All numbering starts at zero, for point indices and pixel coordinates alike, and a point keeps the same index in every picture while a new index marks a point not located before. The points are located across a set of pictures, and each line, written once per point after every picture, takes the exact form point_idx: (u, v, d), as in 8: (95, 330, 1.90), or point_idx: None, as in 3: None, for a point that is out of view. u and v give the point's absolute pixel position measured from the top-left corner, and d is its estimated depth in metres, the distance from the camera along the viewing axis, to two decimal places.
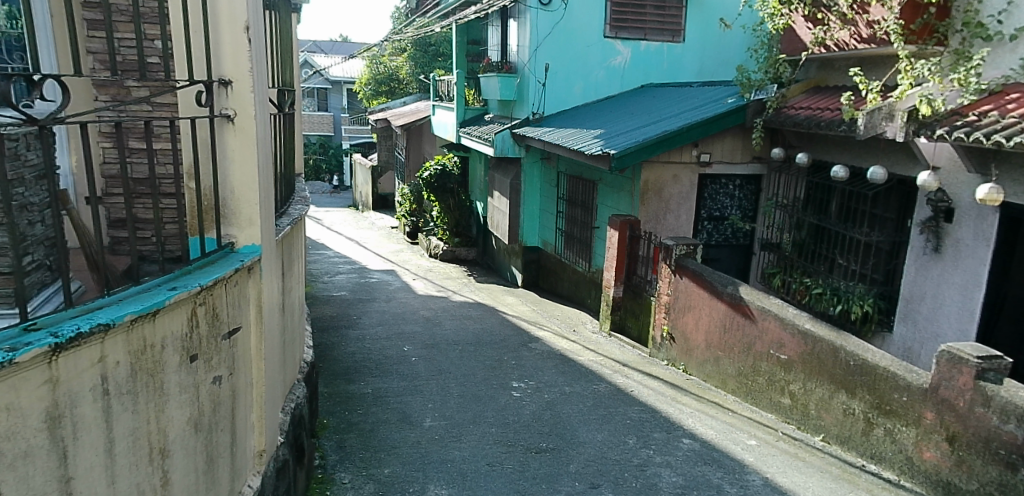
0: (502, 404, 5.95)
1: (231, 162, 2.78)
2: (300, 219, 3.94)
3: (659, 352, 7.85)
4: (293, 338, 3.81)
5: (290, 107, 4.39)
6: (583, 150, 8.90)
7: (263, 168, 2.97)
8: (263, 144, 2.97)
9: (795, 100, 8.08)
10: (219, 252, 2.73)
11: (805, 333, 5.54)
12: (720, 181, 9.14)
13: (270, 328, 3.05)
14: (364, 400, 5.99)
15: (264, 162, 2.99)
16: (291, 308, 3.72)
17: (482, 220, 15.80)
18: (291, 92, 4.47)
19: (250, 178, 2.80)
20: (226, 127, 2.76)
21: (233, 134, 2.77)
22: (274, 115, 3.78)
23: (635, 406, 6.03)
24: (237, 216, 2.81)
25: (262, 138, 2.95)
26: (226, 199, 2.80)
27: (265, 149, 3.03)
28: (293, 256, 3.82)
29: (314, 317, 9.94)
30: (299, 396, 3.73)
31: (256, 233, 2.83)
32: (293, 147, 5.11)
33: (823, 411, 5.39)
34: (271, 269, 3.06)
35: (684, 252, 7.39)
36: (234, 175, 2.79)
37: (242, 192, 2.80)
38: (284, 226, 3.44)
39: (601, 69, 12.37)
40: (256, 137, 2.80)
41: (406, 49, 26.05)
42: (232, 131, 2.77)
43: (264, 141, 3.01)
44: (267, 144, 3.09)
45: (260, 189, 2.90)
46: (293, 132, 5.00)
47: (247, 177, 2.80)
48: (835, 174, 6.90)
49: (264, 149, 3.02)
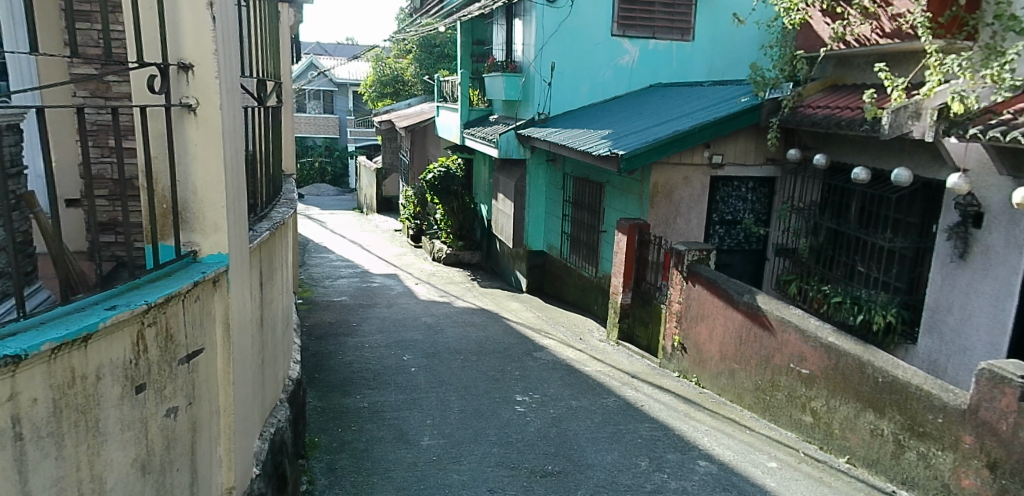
0: (505, 421, 5.61)
1: (192, 160, 2.49)
2: (283, 222, 3.61)
3: (670, 363, 7.49)
4: (275, 355, 3.47)
5: (274, 100, 4.09)
6: (589, 151, 8.58)
7: (233, 167, 2.68)
8: (232, 139, 2.68)
9: (812, 99, 7.70)
10: (178, 261, 2.42)
11: (829, 347, 5.19)
12: (732, 183, 8.80)
13: (241, 348, 2.70)
14: (359, 415, 5.67)
15: (234, 159, 2.69)
16: (273, 321, 3.40)
17: (486, 223, 15.48)
18: (275, 84, 4.16)
19: (215, 178, 2.51)
20: (187, 118, 2.47)
21: (194, 126, 2.47)
22: (250, 108, 3.46)
23: (647, 423, 5.69)
24: (200, 221, 2.51)
25: (231, 131, 2.66)
26: (187, 200, 2.51)
27: (236, 145, 2.74)
28: (277, 262, 3.51)
29: (312, 324, 9.63)
30: (281, 419, 3.40)
31: (223, 240, 2.53)
32: (280, 145, 4.78)
33: (848, 430, 5.03)
34: (244, 280, 2.75)
35: (697, 258, 7.06)
36: (197, 174, 2.50)
37: (207, 194, 2.50)
38: (264, 231, 3.13)
39: (608, 68, 12.05)
40: (222, 131, 2.50)
41: (411, 49, 25.82)
42: (194, 123, 2.48)
43: (234, 136, 2.71)
44: (239, 139, 2.80)
45: (229, 189, 2.60)
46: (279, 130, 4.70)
47: (211, 176, 2.51)
48: (856, 176, 6.52)
49: (235, 146, 2.72)
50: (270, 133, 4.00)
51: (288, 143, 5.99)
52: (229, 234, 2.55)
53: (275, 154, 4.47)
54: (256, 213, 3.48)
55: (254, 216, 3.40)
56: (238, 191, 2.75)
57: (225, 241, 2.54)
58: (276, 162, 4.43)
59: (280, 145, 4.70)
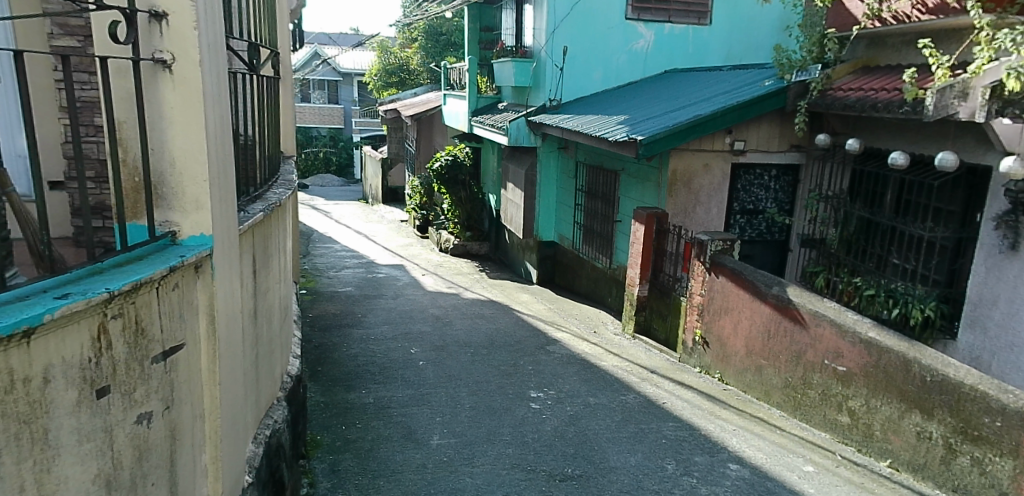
0: (520, 419, 5.27)
1: (169, 125, 2.14)
2: (279, 202, 3.26)
3: (690, 358, 7.13)
4: (272, 350, 3.14)
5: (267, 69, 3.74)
6: (605, 137, 8.20)
7: (219, 136, 2.34)
8: (216, 103, 2.33)
9: (842, 81, 7.30)
10: (152, 244, 2.08)
11: (869, 343, 4.83)
12: (755, 171, 8.42)
13: (230, 343, 2.35)
14: (364, 412, 5.33)
15: (219, 126, 2.35)
16: (268, 312, 3.07)
17: (494, 213, 15.11)
18: (271, 53, 3.82)
19: (195, 147, 2.16)
20: (162, 76, 2.12)
21: (170, 85, 2.12)
22: (239, 73, 3.11)
23: (670, 422, 5.35)
24: (179, 197, 2.17)
25: (215, 96, 2.31)
26: (163, 172, 2.16)
27: (222, 113, 2.39)
28: (274, 248, 3.17)
29: (315, 315, 9.30)
30: (278, 420, 3.06)
31: (207, 219, 2.19)
32: (278, 125, 4.42)
33: (890, 433, 4.67)
34: (233, 267, 2.41)
35: (720, 248, 6.69)
36: (173, 142, 2.15)
37: (186, 165, 2.16)
38: (259, 212, 2.79)
39: (622, 53, 11.65)
40: (203, 92, 2.15)
41: (417, 37, 25.40)
42: (170, 82, 2.13)
43: (219, 101, 2.37)
44: (225, 105, 2.46)
45: (213, 160, 2.25)
46: (275, 106, 4.36)
47: (191, 145, 2.16)
48: (893, 161, 6.17)
49: (220, 113, 2.38)
50: (264, 107, 3.65)
51: (288, 125, 5.65)
52: (212, 212, 2.21)
53: (270, 132, 4.10)
54: (248, 194, 3.13)
55: (246, 197, 3.05)
56: (225, 162, 2.41)
57: (208, 220, 2.20)
58: (271, 141, 4.07)
59: (275, 124, 4.34)
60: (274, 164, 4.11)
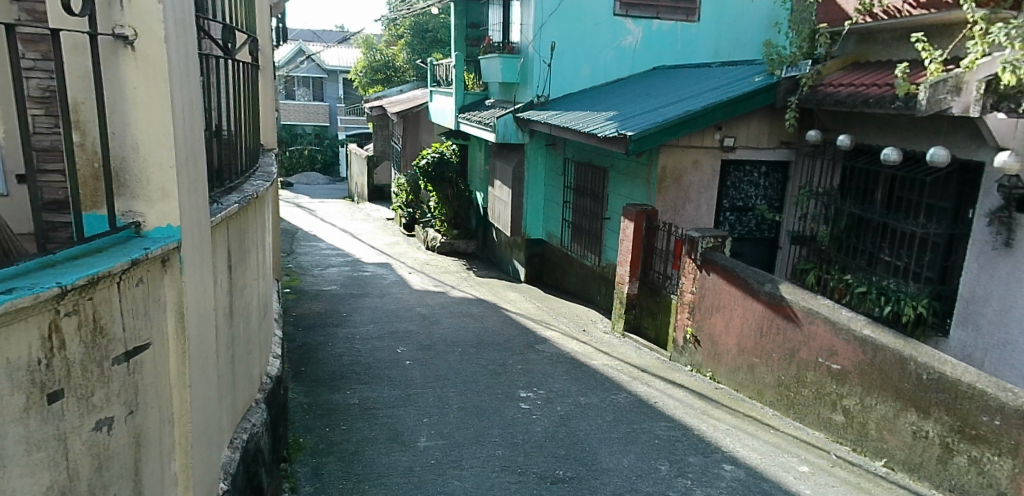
0: (509, 420, 5.14)
1: (132, 107, 2.01)
2: (258, 193, 3.10)
3: (681, 357, 7.05)
4: (250, 351, 3.00)
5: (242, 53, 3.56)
6: (594, 133, 8.09)
7: (188, 120, 2.20)
8: (184, 84, 2.19)
9: (832, 77, 7.24)
10: (112, 236, 1.93)
11: (864, 340, 4.75)
12: (744, 168, 8.35)
13: (201, 342, 2.20)
14: (348, 413, 5.18)
15: (188, 109, 2.21)
16: (246, 310, 2.92)
17: (482, 211, 14.97)
18: (247, 37, 3.64)
19: (161, 131, 2.03)
20: (123, 53, 1.98)
21: (132, 64, 1.98)
22: (211, 56, 2.93)
23: (663, 422, 5.25)
24: (144, 185, 2.04)
25: (183, 76, 2.17)
26: (126, 157, 2.02)
27: (191, 95, 2.26)
28: (252, 242, 3.03)
29: (299, 315, 9.11)
30: (256, 423, 2.92)
31: (174, 208, 2.06)
32: (257, 116, 4.27)
33: (886, 431, 4.60)
34: (204, 261, 2.26)
35: (711, 245, 6.62)
36: (137, 125, 2.02)
37: (151, 150, 2.03)
38: (234, 202, 2.66)
39: (610, 49, 11.55)
40: (168, 71, 2.02)
41: (403, 34, 25.13)
42: (133, 59, 1.99)
43: (188, 82, 2.22)
44: (195, 88, 2.32)
45: (181, 145, 2.12)
46: (253, 95, 4.18)
47: (156, 128, 2.03)
48: (885, 156, 6.10)
49: (189, 94, 2.24)
50: (238, 93, 3.47)
51: (268, 118, 5.48)
52: (180, 202, 2.08)
53: (248, 122, 3.95)
54: (224, 185, 3.00)
55: (221, 188, 2.91)
56: (195, 149, 2.27)
57: (175, 209, 2.07)
58: (249, 132, 3.92)
59: (254, 115, 4.19)
60: (252, 156, 3.97)
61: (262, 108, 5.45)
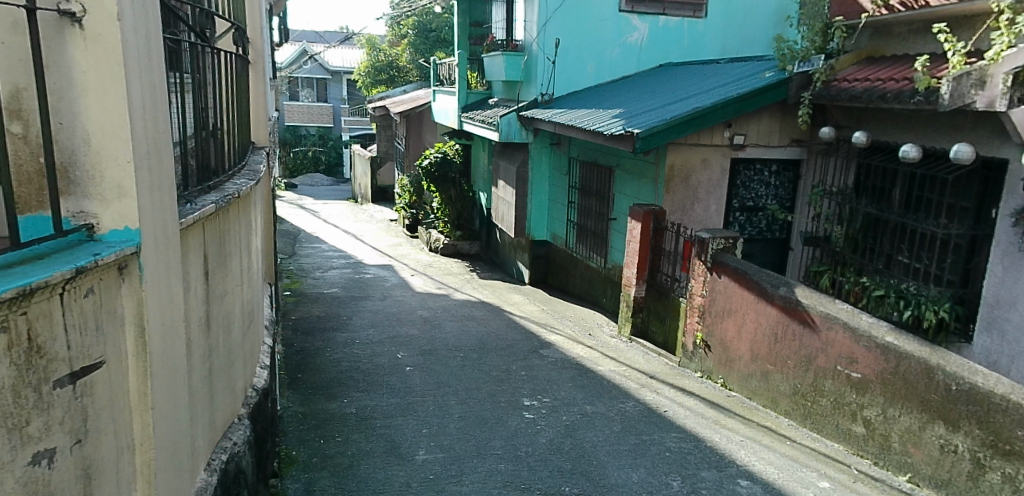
0: (512, 430, 4.92)
1: (82, 95, 1.80)
2: (240, 191, 2.85)
3: (691, 362, 6.81)
4: (232, 363, 2.79)
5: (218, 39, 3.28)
6: (599, 131, 7.86)
7: (150, 110, 2.00)
8: (145, 69, 1.98)
9: (846, 72, 6.98)
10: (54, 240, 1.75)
11: (887, 348, 4.52)
12: (755, 166, 8.10)
13: (168, 358, 2.00)
14: (345, 424, 4.96)
15: (150, 97, 2.00)
16: (227, 319, 2.71)
17: (485, 212, 14.75)
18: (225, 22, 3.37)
19: (116, 121, 1.83)
20: (70, 33, 1.78)
21: (80, 46, 1.78)
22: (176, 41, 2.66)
23: (674, 432, 5.03)
24: (97, 182, 1.85)
25: (143, 60, 1.96)
26: (76, 150, 1.83)
27: (154, 81, 2.05)
28: (235, 245, 2.83)
29: (298, 318, 8.90)
30: (238, 442, 2.70)
31: (134, 208, 1.87)
32: (245, 111, 4.05)
33: (910, 444, 4.36)
34: (171, 268, 2.05)
35: (722, 247, 6.38)
36: (88, 114, 1.81)
37: (104, 143, 1.83)
38: (219, 203, 2.46)
39: (615, 46, 11.33)
40: (123, 53, 1.81)
41: (407, 33, 24.87)
42: (81, 39, 1.78)
43: (150, 66, 2.02)
44: (160, 75, 2.12)
45: (140, 137, 1.92)
46: (239, 89, 3.93)
47: (109, 118, 1.83)
48: (904, 154, 5.85)
49: (151, 80, 2.03)
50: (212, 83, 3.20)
51: (260, 116, 5.25)
52: (138, 201, 1.89)
53: (233, 117, 3.76)
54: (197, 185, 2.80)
55: (195, 188, 2.72)
56: (159, 141, 2.07)
57: (134, 208, 1.87)
58: (233, 128, 3.73)
59: (242, 110, 3.99)
60: (237, 153, 3.78)
61: (255, 104, 5.23)
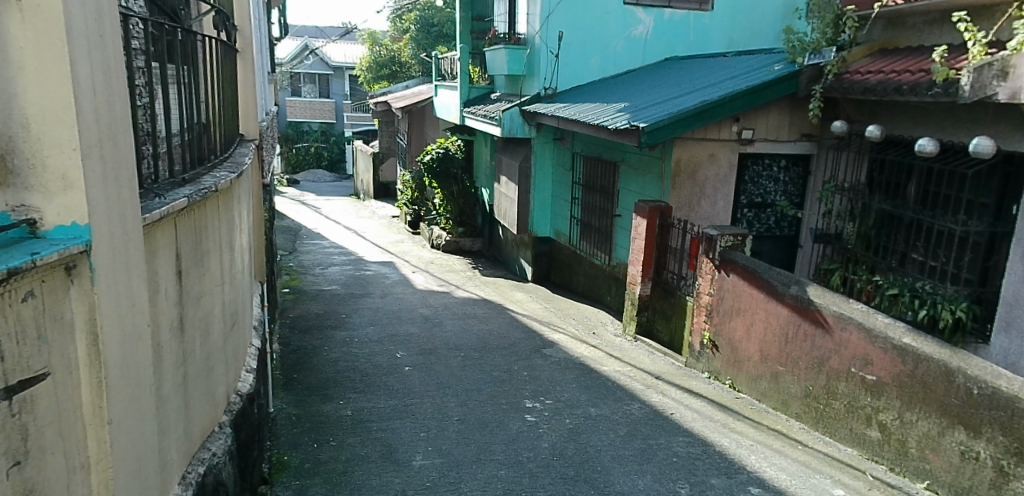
0: (513, 434, 4.74)
1: (20, 75, 1.62)
2: (222, 186, 2.65)
3: (698, 363, 6.62)
4: (211, 368, 2.63)
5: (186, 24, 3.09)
6: (604, 125, 7.66)
7: (103, 92, 1.83)
8: (95, 46, 1.79)
9: (858, 64, 6.76)
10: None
11: (903, 349, 4.33)
12: (763, 161, 7.90)
13: (128, 366, 1.85)
14: (340, 427, 4.79)
15: (100, 77, 1.81)
16: (206, 321, 2.54)
17: (487, 208, 14.56)
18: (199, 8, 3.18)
19: (61, 104, 1.65)
20: (6, 4, 1.59)
21: (16, 19, 1.60)
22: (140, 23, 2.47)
23: (681, 436, 4.85)
24: (38, 172, 1.67)
25: (93, 37, 1.78)
26: (14, 136, 1.65)
27: (106, 60, 1.86)
28: (215, 242, 2.66)
29: (296, 316, 8.73)
30: (217, 453, 2.53)
31: (81, 200, 1.70)
32: (224, 102, 3.87)
33: (929, 451, 4.17)
34: (132, 269, 1.89)
35: (731, 244, 6.19)
36: (27, 95, 1.63)
37: (48, 130, 1.65)
38: (195, 196, 2.30)
39: (620, 39, 11.06)
40: (66, 27, 1.63)
41: (409, 28, 24.65)
42: (18, 12, 1.60)
43: (101, 44, 1.83)
44: (117, 55, 1.95)
45: (88, 122, 1.73)
46: (219, 78, 3.74)
47: (53, 101, 1.65)
48: (921, 148, 5.64)
49: (103, 60, 1.84)
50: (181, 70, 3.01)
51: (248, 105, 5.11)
52: (88, 193, 1.72)
53: (212, 107, 3.63)
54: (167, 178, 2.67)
55: (164, 181, 2.59)
56: (115, 126, 1.90)
57: (82, 200, 1.70)
58: (212, 120, 3.60)
59: (222, 101, 3.86)
60: (214, 146, 3.65)
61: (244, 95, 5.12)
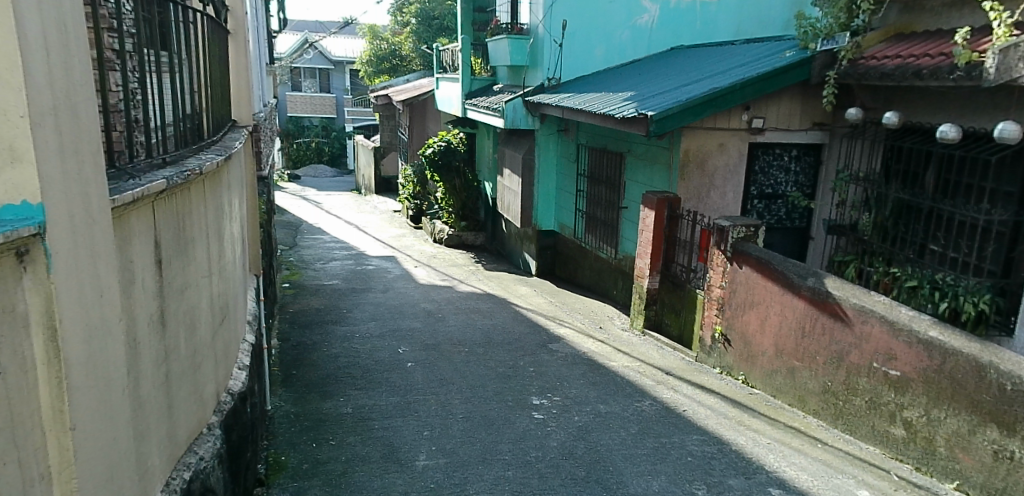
0: (521, 432, 4.55)
1: None
2: (206, 169, 2.46)
3: (709, 358, 6.41)
4: (198, 365, 2.45)
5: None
6: (611, 114, 7.45)
7: (58, 50, 1.60)
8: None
9: (874, 49, 6.53)
10: None
11: (930, 343, 4.13)
12: (774, 151, 7.69)
13: (93, 364, 1.66)
14: (340, 425, 4.61)
15: (52, 36, 1.57)
16: (190, 315, 2.35)
17: (490, 202, 14.34)
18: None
19: (4, 62, 1.41)
20: None
21: None
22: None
23: (695, 434, 4.65)
24: None
25: None
26: None
27: (59, 16, 1.62)
28: (201, 230, 2.48)
29: (297, 312, 8.54)
30: (205, 457, 2.34)
31: (34, 174, 1.48)
32: (201, 84, 3.70)
33: (958, 449, 3.97)
34: (97, 256, 1.70)
35: (743, 235, 5.98)
36: None
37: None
38: (178, 178, 2.12)
39: (624, 28, 10.75)
40: None
41: (409, 21, 24.40)
42: None
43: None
44: (75, 12, 1.72)
45: (38, 86, 1.50)
46: (193, 57, 3.57)
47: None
48: (942, 134, 5.44)
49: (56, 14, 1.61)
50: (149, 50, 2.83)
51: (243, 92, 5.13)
52: (40, 168, 1.49)
53: (191, 89, 3.48)
54: (148, 157, 2.52)
55: (143, 161, 2.43)
56: (75, 93, 1.68)
57: (33, 174, 1.48)
58: (190, 103, 3.46)
59: (201, 85, 3.72)
60: (196, 131, 3.50)
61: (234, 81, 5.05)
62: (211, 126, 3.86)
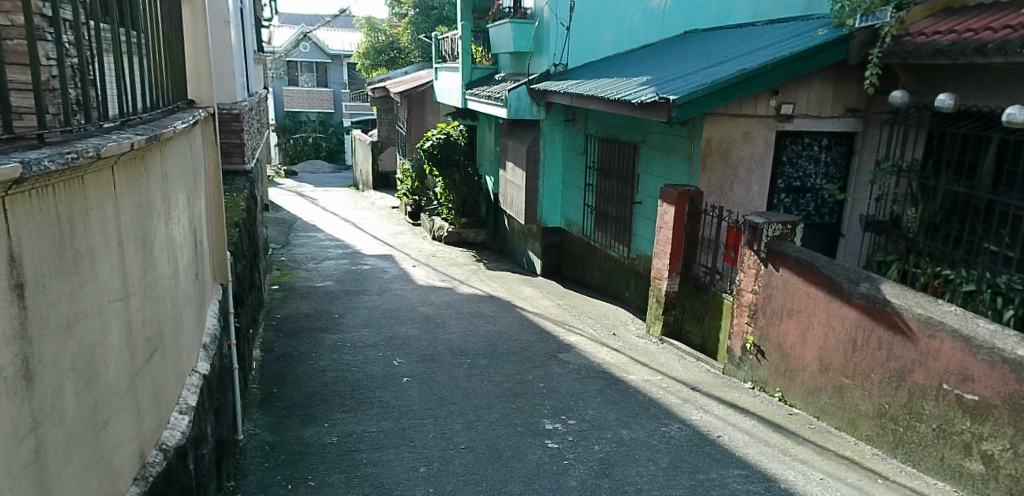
0: (534, 467, 3.91)
1: None
2: (115, 152, 1.77)
3: (739, 371, 5.75)
4: (103, 424, 1.77)
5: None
6: (627, 100, 6.78)
7: None
8: None
9: (920, 26, 5.86)
10: None
11: (1019, 365, 3.46)
12: (803, 140, 7.01)
13: None
14: (321, 459, 3.96)
15: None
16: (87, 356, 1.68)
17: (492, 196, 13.65)
18: None
19: None
20: None
21: None
22: None
23: (736, 469, 4.01)
24: None
25: None
26: None
27: None
28: (105, 236, 1.80)
29: (284, 317, 7.87)
30: None
31: None
32: (148, 54, 3.04)
33: None
34: None
35: (779, 234, 5.30)
36: None
37: None
38: (44, 162, 1.42)
39: (636, 11, 9.87)
40: None
41: (408, 12, 23.67)
42: None
43: None
44: None
45: None
46: (138, 20, 2.92)
47: None
48: (1009, 117, 4.75)
49: None
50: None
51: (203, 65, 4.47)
52: None
53: (138, 69, 2.89)
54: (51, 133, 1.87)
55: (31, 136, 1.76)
56: None
57: None
58: (134, 78, 2.82)
59: (152, 60, 3.12)
60: (143, 113, 2.87)
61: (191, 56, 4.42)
62: (160, 105, 3.20)
